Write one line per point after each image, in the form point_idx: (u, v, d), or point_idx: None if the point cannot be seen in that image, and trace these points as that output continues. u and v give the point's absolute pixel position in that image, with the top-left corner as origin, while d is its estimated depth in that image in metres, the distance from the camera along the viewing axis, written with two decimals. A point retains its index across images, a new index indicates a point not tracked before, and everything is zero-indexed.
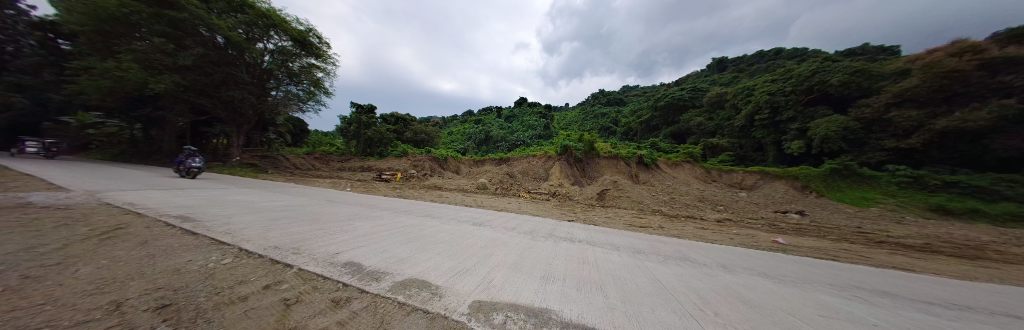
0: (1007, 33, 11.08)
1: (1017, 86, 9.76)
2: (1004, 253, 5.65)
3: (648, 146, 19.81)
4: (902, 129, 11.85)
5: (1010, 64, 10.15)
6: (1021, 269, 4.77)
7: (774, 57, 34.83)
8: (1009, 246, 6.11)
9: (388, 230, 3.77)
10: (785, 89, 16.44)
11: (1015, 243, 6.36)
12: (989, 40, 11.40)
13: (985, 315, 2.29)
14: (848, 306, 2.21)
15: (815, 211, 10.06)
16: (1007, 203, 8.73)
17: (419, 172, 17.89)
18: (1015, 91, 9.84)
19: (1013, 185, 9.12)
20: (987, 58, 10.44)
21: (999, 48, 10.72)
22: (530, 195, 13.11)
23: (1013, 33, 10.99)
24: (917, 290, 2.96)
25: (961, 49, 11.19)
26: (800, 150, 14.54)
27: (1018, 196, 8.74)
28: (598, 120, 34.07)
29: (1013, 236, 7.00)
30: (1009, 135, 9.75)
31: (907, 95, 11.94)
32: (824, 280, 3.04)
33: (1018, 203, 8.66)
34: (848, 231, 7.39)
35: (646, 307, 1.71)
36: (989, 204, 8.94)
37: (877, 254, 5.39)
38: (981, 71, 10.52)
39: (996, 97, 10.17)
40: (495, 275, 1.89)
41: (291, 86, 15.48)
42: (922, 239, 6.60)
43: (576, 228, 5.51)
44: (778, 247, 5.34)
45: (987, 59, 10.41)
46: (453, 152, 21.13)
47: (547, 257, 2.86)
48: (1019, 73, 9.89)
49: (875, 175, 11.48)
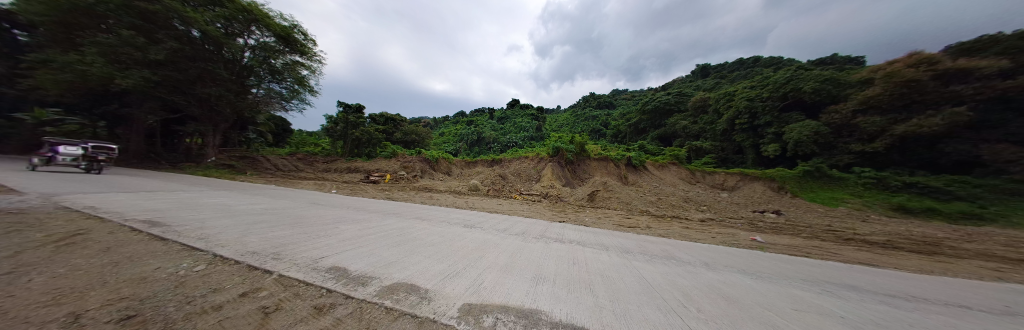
0: (958, 47, 12.29)
1: (965, 95, 10.83)
2: (957, 248, 6.20)
3: (636, 149, 20.38)
4: (865, 134, 12.84)
5: (960, 75, 11.22)
6: (971, 262, 5.26)
7: (753, 64, 36.70)
8: (960, 242, 6.71)
9: (374, 233, 3.66)
10: (763, 95, 17.38)
11: (967, 239, 6.99)
12: (942, 52, 12.60)
13: (936, 305, 2.50)
14: (819, 300, 2.35)
15: (790, 211, 10.67)
16: (959, 202, 9.60)
17: (409, 174, 17.59)
18: (963, 100, 10.94)
19: (964, 186, 10.04)
20: (941, 69, 11.47)
21: (951, 60, 11.78)
22: (522, 196, 13.17)
23: (963, 47, 12.21)
24: (880, 284, 3.19)
25: (917, 60, 12.24)
26: (776, 153, 15.40)
27: (968, 196, 9.65)
28: (588, 122, 34.74)
29: (964, 232, 7.69)
30: (959, 141, 11.02)
31: (871, 103, 12.94)
32: (797, 276, 3.23)
33: (968, 202, 9.56)
34: (820, 229, 7.89)
35: (633, 305, 1.75)
36: (944, 203, 9.80)
37: (845, 250, 5.78)
38: (937, 81, 11.53)
39: (949, 105, 11.25)
40: (485, 277, 1.88)
41: (274, 83, 14.90)
42: (886, 237, 7.12)
43: (566, 229, 5.59)
44: (756, 245, 5.65)
45: (941, 70, 11.44)
46: (444, 153, 20.91)
47: (537, 258, 2.90)
48: (968, 82, 10.93)
49: (843, 177, 12.30)
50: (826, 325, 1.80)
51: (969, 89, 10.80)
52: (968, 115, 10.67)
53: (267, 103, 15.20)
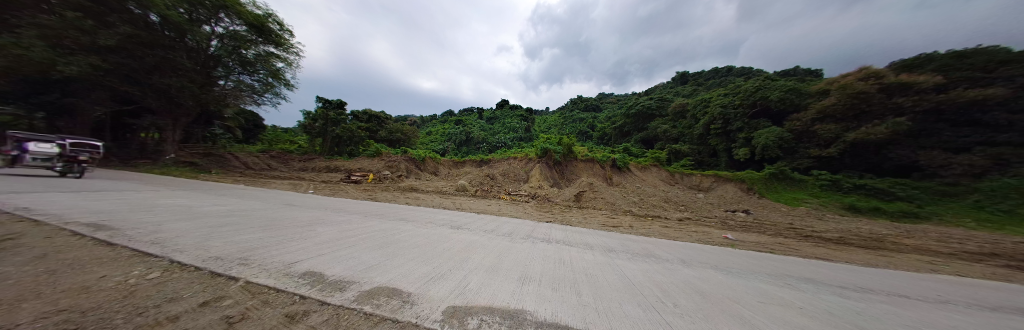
0: (900, 64, 14.05)
1: (905, 107, 12.31)
2: (897, 243, 7.00)
3: (621, 151, 21.12)
4: (822, 141, 14.16)
5: (901, 88, 12.71)
6: (908, 256, 5.97)
7: (727, 74, 39.28)
8: (899, 238, 7.58)
9: (355, 236, 3.51)
10: (735, 103, 18.64)
11: (905, 235, 7.92)
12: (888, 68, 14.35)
13: (877, 295, 2.81)
14: (781, 292, 2.56)
15: (758, 210, 11.54)
16: (901, 202, 10.92)
17: (394, 174, 17.03)
18: (904, 111, 12.42)
19: (902, 187, 11.39)
20: (887, 82, 12.92)
21: (893, 75, 13.29)
22: (510, 197, 13.20)
23: (904, 64, 13.94)
24: (833, 277, 3.53)
25: (867, 74, 13.68)
26: (746, 156, 16.57)
27: (906, 197, 10.99)
28: (576, 125, 35.50)
29: (902, 229, 8.71)
30: (901, 147, 12.43)
31: (827, 112, 14.32)
32: (763, 270, 3.50)
33: (907, 202, 10.90)
34: (783, 227, 8.60)
35: (615, 302, 1.81)
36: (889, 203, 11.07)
37: (805, 246, 6.33)
38: (883, 93, 13.00)
39: (892, 115, 12.70)
40: (471, 279, 1.86)
41: (246, 76, 13.97)
42: (839, 234, 7.89)
43: (553, 229, 5.66)
44: (728, 242, 6.07)
45: (886, 83, 12.91)
46: (431, 153, 20.45)
47: (523, 258, 2.92)
48: (907, 96, 12.40)
49: (802, 179, 13.49)
50: (786, 315, 1.96)
51: (908, 101, 12.28)
52: (907, 124, 12.05)
53: (236, 96, 14.07)
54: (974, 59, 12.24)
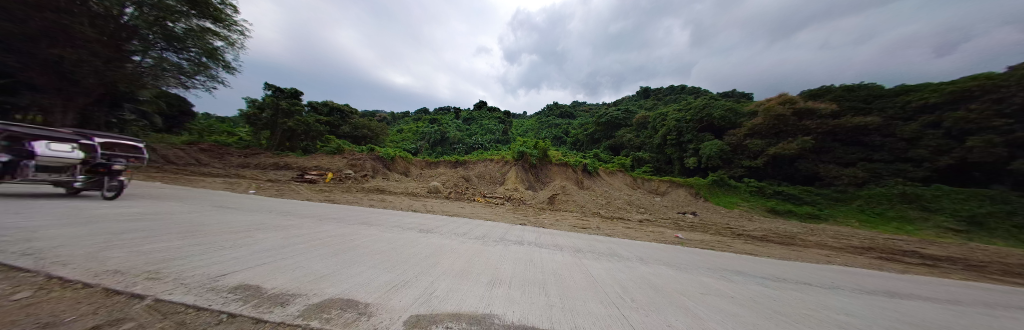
0: (809, 93, 17.42)
1: (812, 129, 15.37)
2: (805, 240, 8.58)
3: (592, 156, 22.42)
4: (751, 153, 16.77)
5: (808, 113, 15.80)
6: (810, 250, 7.38)
7: (681, 91, 44.48)
8: (806, 235, 9.32)
9: (307, 242, 3.12)
10: (686, 118, 20.98)
11: (808, 233, 9.79)
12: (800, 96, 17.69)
13: (787, 283, 3.40)
14: (719, 284, 2.95)
15: (704, 212, 13.22)
16: (807, 205, 13.63)
17: (359, 173, 15.70)
18: (811, 132, 15.46)
19: (807, 193, 14.11)
20: (799, 107, 15.92)
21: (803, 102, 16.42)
22: (484, 199, 13.08)
23: (812, 93, 17.30)
24: (756, 269, 4.18)
25: (785, 100, 16.69)
26: (694, 164, 18.87)
27: (810, 201, 13.75)
28: (551, 130, 36.75)
29: (808, 228, 10.77)
30: (806, 160, 15.38)
31: (755, 129, 17.06)
32: (705, 265, 3.99)
33: (812, 205, 13.58)
34: (721, 227, 9.96)
35: (580, 301, 1.90)
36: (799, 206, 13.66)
37: (738, 243, 7.43)
38: (797, 115, 16.04)
39: (803, 134, 15.71)
40: (438, 285, 1.79)
41: (172, 52, 11.70)
42: (764, 232, 9.41)
43: (526, 231, 5.73)
44: (679, 241, 6.85)
45: (799, 108, 15.91)
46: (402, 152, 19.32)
47: (494, 261, 2.90)
48: (814, 120, 15.51)
49: (737, 185, 15.71)
50: (722, 303, 2.26)
51: (814, 125, 15.38)
52: (811, 142, 14.97)
53: (156, 76, 11.65)
54: (853, 95, 15.80)
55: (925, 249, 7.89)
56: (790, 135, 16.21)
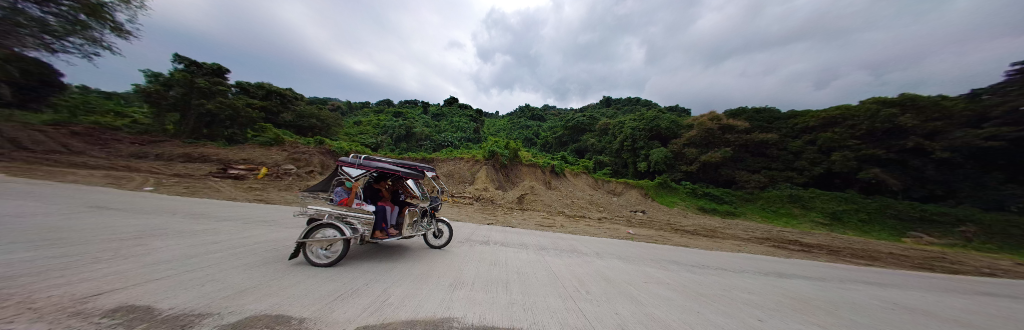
0: (729, 112, 21.19)
1: (732, 142, 18.79)
2: (723, 233, 10.44)
3: (559, 158, 23.48)
4: (687, 160, 19.61)
5: (729, 128, 19.25)
6: (726, 241, 9.01)
7: (637, 103, 49.79)
8: (725, 229, 11.34)
9: (227, 250, 2.59)
10: (640, 126, 23.48)
11: (726, 227, 11.96)
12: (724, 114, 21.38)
13: (708, 269, 4.10)
14: (658, 273, 3.39)
15: (651, 210, 15.06)
16: (726, 204, 16.53)
17: (303, 169, 13.71)
18: (731, 144, 18.86)
19: (727, 194, 17.16)
20: (723, 123, 19.27)
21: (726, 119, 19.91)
22: (452, 199, 12.66)
23: (732, 112, 21.10)
24: (687, 258, 4.92)
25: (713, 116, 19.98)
26: (645, 168, 21.28)
27: (728, 201, 16.72)
28: (522, 131, 37.41)
29: (727, 223, 13.13)
30: (727, 167, 18.63)
31: (692, 140, 20.03)
32: (648, 257, 4.55)
33: (729, 204, 16.56)
34: (663, 223, 11.47)
35: (541, 296, 1.98)
36: (721, 205, 16.51)
37: (676, 237, 8.68)
38: (721, 130, 19.38)
39: (726, 146, 19.04)
40: (393, 291, 1.67)
41: (32, 3, 9.52)
42: (695, 227, 11.14)
43: (493, 231, 5.73)
44: (630, 236, 7.69)
45: (723, 124, 19.25)
46: (359, 147, 17.56)
47: (458, 262, 2.81)
48: (732, 134, 18.95)
49: (677, 187, 18.24)
50: (659, 289, 2.61)
51: (733, 138, 18.80)
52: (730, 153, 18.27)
53: (6, 33, 9.34)
54: (760, 116, 19.76)
55: (803, 238, 10.33)
56: (716, 146, 19.48)
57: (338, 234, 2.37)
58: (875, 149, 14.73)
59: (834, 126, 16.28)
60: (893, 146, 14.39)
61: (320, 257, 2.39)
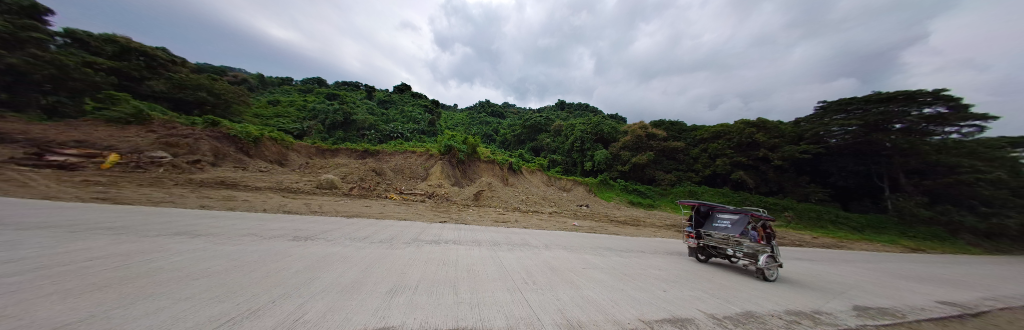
0: (655, 123, 25.56)
1: (654, 147, 22.78)
2: (646, 222, 12.61)
3: (517, 156, 24.08)
4: (623, 161, 22.82)
5: (653, 136, 23.28)
6: (647, 228, 10.96)
7: (587, 108, 55.11)
8: (649, 219, 13.72)
9: (27, 271, 1.74)
10: (587, 129, 25.95)
11: (648, 217, 14.59)
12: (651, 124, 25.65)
13: (632, 253, 4.91)
14: (595, 259, 3.87)
15: (594, 205, 17.08)
16: (650, 198, 19.98)
17: (183, 158, 10.36)
18: (654, 149, 22.83)
19: (651, 190, 20.73)
20: (649, 132, 23.17)
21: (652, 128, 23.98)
22: (401, 196, 11.58)
23: (657, 123, 25.47)
24: (619, 245, 5.76)
25: (643, 125, 23.82)
26: (590, 167, 23.77)
27: (651, 195, 20.26)
28: (481, 127, 36.87)
29: (650, 214, 15.94)
30: (652, 168, 22.33)
31: (627, 144, 23.38)
32: (589, 245, 5.12)
33: (651, 198, 20.11)
34: (603, 215, 13.07)
35: (489, 292, 2.00)
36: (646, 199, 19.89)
37: (612, 227, 10.04)
38: (648, 136, 23.27)
39: (651, 150, 22.92)
40: (314, 305, 1.43)
41: None
42: (626, 218, 13.10)
43: (445, 229, 5.49)
44: (574, 228, 8.55)
45: (649, 132, 23.15)
46: (277, 133, 14.42)
47: (400, 265, 2.57)
48: (655, 141, 23.00)
49: (614, 184, 21.05)
50: (595, 273, 2.98)
51: (655, 144, 22.80)
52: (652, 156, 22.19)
53: None
54: (674, 127, 24.55)
55: None
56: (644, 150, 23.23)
57: (778, 263, 3.89)
58: (742, 157, 20.10)
59: (719, 139, 21.52)
60: (751, 155, 19.90)
61: (766, 276, 3.85)
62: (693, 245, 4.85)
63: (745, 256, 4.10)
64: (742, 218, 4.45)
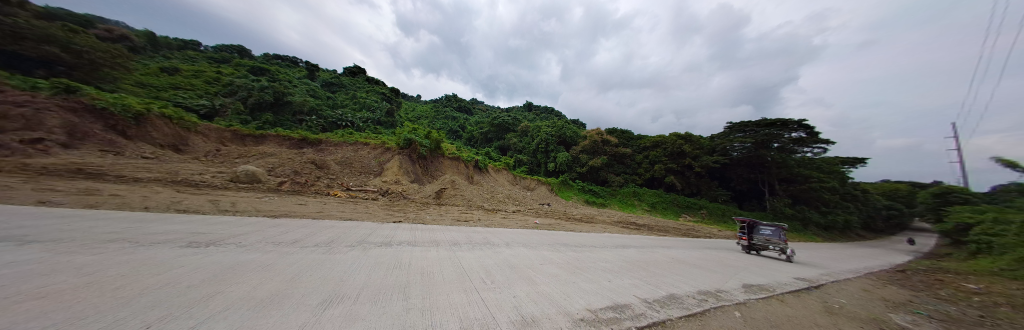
0: (610, 130, 28.35)
1: (608, 152, 25.28)
2: (598, 219, 13.90)
3: (483, 154, 23.75)
4: (582, 163, 24.68)
5: (607, 142, 25.80)
6: (599, 225, 12.09)
7: (552, 112, 57.87)
8: (601, 216, 15.14)
9: None
10: (551, 131, 27.24)
11: (601, 214, 16.10)
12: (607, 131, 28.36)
13: (584, 247, 5.32)
14: (553, 255, 4.06)
15: (554, 203, 18.07)
16: (603, 198, 22.09)
17: (7, 135, 7.37)
18: (608, 153, 25.32)
19: (604, 190, 22.92)
20: (604, 138, 25.64)
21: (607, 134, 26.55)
22: (347, 193, 10.25)
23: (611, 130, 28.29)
24: (575, 241, 6.20)
25: (599, 132, 26.20)
26: (552, 168, 24.97)
27: (604, 196, 22.40)
28: (446, 122, 35.24)
29: (603, 212, 17.59)
30: (606, 170, 24.70)
31: (586, 148, 25.39)
32: (548, 242, 5.37)
33: (604, 198, 22.21)
34: (562, 213, 13.91)
35: (443, 294, 1.91)
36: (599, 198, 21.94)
37: (570, 224, 10.76)
38: (603, 142, 25.73)
39: (605, 154, 25.36)
40: (214, 325, 1.15)
41: None
42: (582, 216, 14.20)
43: (399, 230, 5.05)
44: (536, 225, 8.90)
45: (604, 138, 25.62)
46: (176, 111, 11.38)
47: (339, 272, 2.24)
48: (609, 146, 25.55)
49: (573, 184, 22.59)
50: (551, 269, 3.13)
51: (609, 149, 25.32)
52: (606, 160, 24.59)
53: None
54: (624, 135, 27.69)
55: (641, 220, 15.38)
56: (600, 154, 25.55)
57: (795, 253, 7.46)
58: (674, 164, 23.81)
59: (658, 147, 25.08)
60: (681, 163, 23.72)
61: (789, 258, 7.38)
62: (746, 243, 8.32)
63: (780, 249, 7.59)
64: (777, 229, 8.15)
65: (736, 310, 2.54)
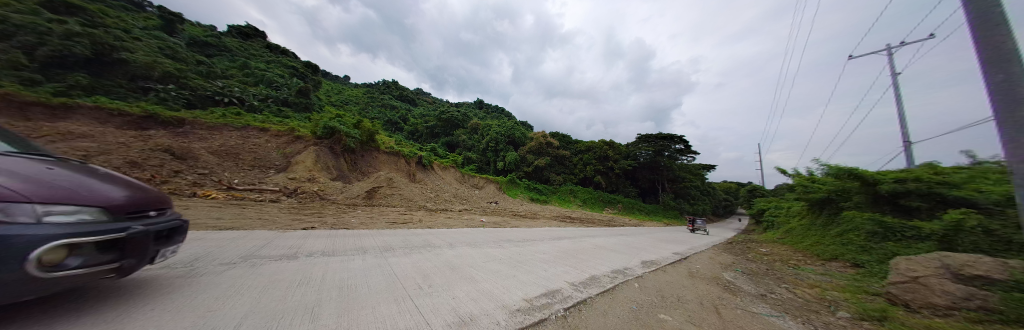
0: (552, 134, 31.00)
1: (552, 153, 27.54)
2: (541, 215, 14.98)
3: (428, 150, 22.02)
4: (528, 163, 26.00)
5: (550, 144, 28.09)
6: (541, 221, 13.04)
7: (502, 112, 58.94)
8: (543, 212, 16.45)
9: None
10: (500, 131, 27.69)
11: (544, 210, 17.42)
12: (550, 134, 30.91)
13: (524, 241, 5.64)
14: (496, 252, 4.10)
15: (501, 201, 18.49)
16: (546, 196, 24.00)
17: None
18: (552, 154, 27.61)
19: (546, 188, 24.89)
20: (547, 140, 27.84)
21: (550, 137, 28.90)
22: (231, 194, 7.67)
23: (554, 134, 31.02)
24: (515, 236, 6.49)
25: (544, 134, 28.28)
26: (500, 167, 25.39)
27: (546, 193, 24.32)
28: (383, 112, 30.93)
29: (546, 208, 19.04)
30: (550, 170, 26.80)
31: (531, 148, 26.93)
32: (491, 239, 5.43)
33: (546, 195, 24.15)
34: (508, 211, 14.32)
35: (368, 308, 1.67)
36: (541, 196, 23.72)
37: (515, 221, 11.23)
38: (547, 144, 27.93)
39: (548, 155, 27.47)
40: None
41: None
42: (526, 212, 15.02)
43: (313, 238, 4.14)
44: (481, 224, 8.86)
45: (547, 140, 27.81)
46: None
47: (210, 299, 1.65)
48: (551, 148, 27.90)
49: (518, 183, 23.61)
50: (494, 266, 3.17)
51: (552, 151, 27.61)
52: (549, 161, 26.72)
53: None
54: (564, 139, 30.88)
55: (576, 214, 17.52)
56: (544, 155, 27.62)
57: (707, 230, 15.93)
58: (603, 166, 28.02)
59: (590, 151, 29.04)
60: (608, 165, 28.13)
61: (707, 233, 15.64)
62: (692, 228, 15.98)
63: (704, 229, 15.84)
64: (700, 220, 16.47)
65: (636, 282, 3.24)
